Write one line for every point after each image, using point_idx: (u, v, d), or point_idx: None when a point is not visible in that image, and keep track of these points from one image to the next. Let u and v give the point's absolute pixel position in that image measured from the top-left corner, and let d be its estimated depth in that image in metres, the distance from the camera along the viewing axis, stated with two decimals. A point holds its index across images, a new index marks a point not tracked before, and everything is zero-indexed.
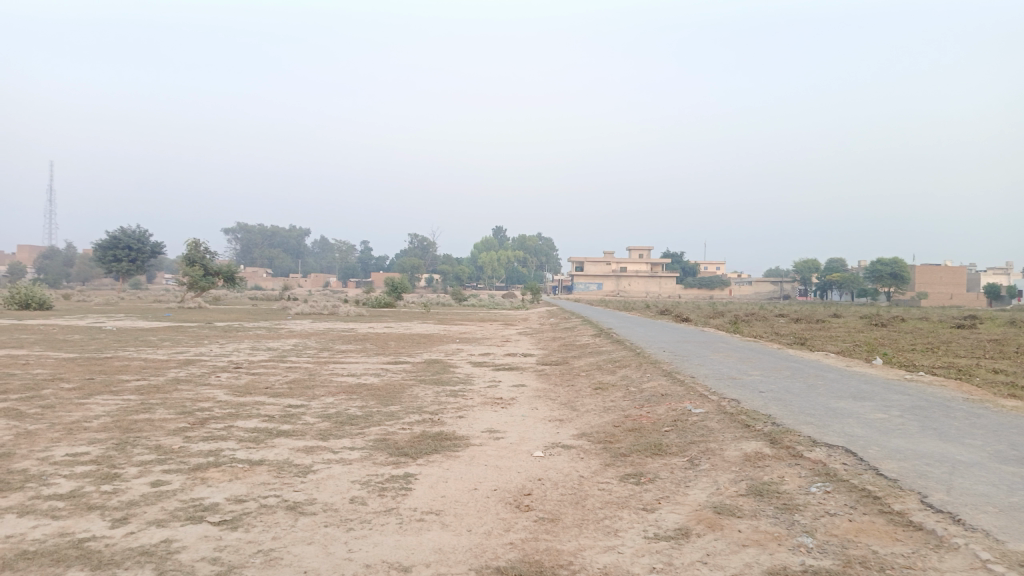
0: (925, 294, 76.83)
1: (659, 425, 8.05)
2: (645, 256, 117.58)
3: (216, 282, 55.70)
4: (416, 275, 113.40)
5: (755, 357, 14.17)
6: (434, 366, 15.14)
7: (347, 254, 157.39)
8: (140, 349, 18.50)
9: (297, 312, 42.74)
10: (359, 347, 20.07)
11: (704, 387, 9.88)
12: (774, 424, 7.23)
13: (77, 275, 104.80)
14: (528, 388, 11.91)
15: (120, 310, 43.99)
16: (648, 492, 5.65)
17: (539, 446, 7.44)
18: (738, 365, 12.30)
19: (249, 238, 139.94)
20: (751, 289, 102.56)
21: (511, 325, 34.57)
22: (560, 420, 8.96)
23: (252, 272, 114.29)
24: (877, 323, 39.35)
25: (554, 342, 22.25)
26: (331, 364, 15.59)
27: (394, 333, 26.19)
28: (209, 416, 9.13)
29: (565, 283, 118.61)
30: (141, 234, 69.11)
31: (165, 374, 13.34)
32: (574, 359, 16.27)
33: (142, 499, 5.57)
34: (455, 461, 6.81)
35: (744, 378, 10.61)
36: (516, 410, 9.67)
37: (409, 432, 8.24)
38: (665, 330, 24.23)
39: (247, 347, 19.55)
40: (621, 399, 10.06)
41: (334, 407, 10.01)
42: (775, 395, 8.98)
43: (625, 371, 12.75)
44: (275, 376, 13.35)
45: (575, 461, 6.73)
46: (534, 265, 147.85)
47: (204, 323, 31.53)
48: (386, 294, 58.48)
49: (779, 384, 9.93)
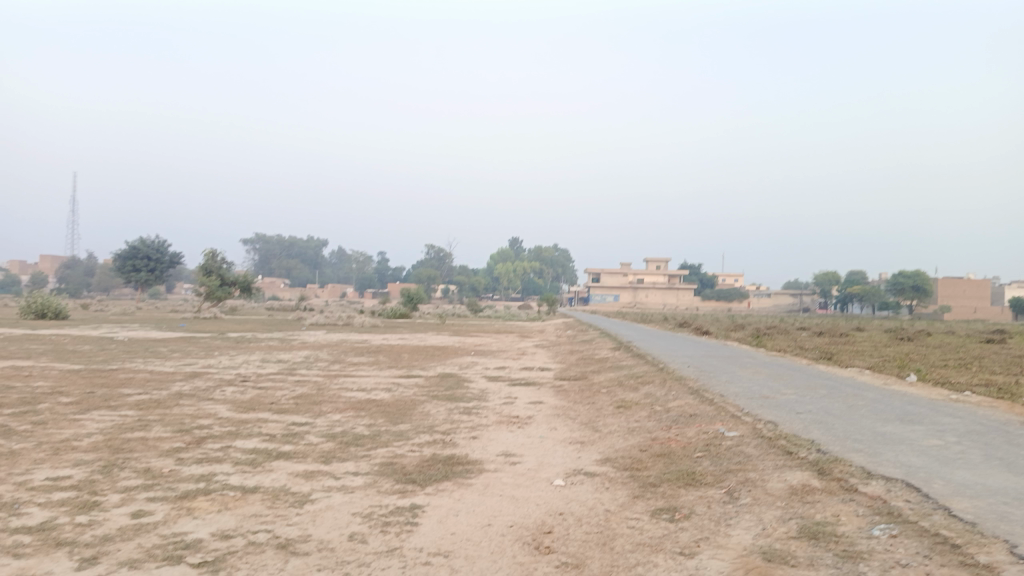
0: (948, 307, 75.17)
1: (689, 450, 7.39)
2: (662, 267, 116.66)
3: (233, 292, 55.54)
4: (431, 287, 113.01)
5: (786, 373, 13.45)
6: (447, 381, 14.54)
7: (364, 265, 157.50)
8: (147, 361, 18.06)
9: (312, 323, 42.27)
10: (371, 359, 19.55)
11: (736, 407, 9.22)
12: (820, 452, 6.56)
13: (97, 285, 105.68)
14: (546, 406, 11.28)
15: (136, 320, 43.87)
16: (684, 531, 5.00)
17: (559, 473, 6.81)
18: (769, 383, 11.61)
19: (266, 248, 140.40)
20: (771, 301, 101.08)
21: (528, 338, 33.91)
22: (582, 442, 8.32)
23: (269, 283, 114.59)
24: (903, 338, 38.12)
25: (572, 356, 21.57)
26: (341, 377, 15.02)
27: (408, 345, 25.64)
28: (207, 435, 8.58)
29: (582, 295, 117.74)
30: (159, 244, 69.39)
31: (169, 388, 12.85)
32: (594, 374, 15.59)
33: (118, 534, 4.99)
34: (468, 490, 6.19)
35: (778, 397, 9.94)
36: (534, 430, 9.03)
37: (419, 455, 7.64)
38: (687, 344, 23.50)
39: (258, 359, 19.08)
40: (646, 420, 9.40)
41: (340, 425, 9.43)
42: (815, 417, 8.29)
43: (648, 388, 12.08)
44: (283, 390, 12.80)
45: (599, 492, 6.09)
46: (550, 277, 147.11)
47: (218, 333, 31.16)
48: (401, 305, 58.04)
49: (818, 405, 9.24)
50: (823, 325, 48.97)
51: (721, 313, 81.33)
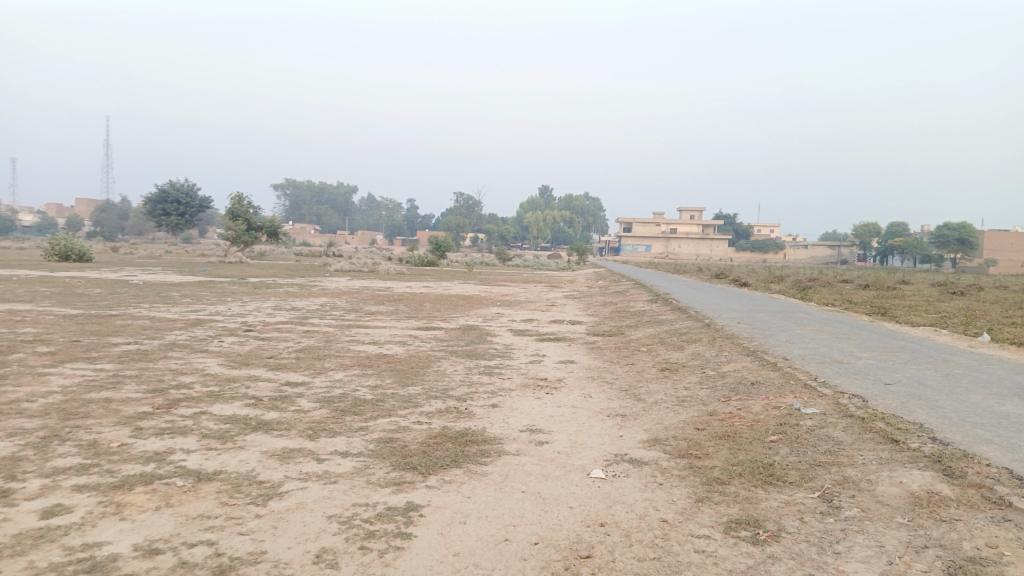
0: (994, 261, 71.77)
1: (760, 431, 5.95)
2: (697, 216, 113.65)
3: (259, 237, 54.67)
4: (460, 235, 111.54)
5: (853, 332, 11.84)
6: (469, 334, 13.19)
7: (394, 212, 156.18)
8: (152, 306, 17.00)
9: (336, 270, 41.18)
10: (390, 308, 18.29)
11: (808, 376, 7.73)
12: (938, 443, 5.08)
13: (131, 228, 106.34)
14: (578, 366, 9.86)
15: (161, 264, 43.22)
16: (779, 563, 3.58)
17: (597, 460, 5.40)
18: (837, 344, 10.08)
19: (295, 194, 139.57)
20: (807, 252, 97.77)
21: (558, 288, 32.38)
22: (624, 415, 6.90)
23: (299, 229, 114.08)
24: (955, 291, 35.71)
25: (605, 308, 20.06)
26: (354, 328, 13.75)
27: (431, 293, 24.39)
28: (183, 398, 7.34)
29: (612, 244, 115.47)
30: (189, 187, 68.55)
31: (164, 338, 11.70)
32: (630, 329, 14.11)
33: (9, 546, 3.71)
34: (481, 484, 4.82)
35: (855, 363, 8.44)
36: (565, 398, 7.63)
37: (426, 428, 6.29)
38: (731, 296, 21.82)
39: (269, 306, 17.90)
40: (699, 388, 7.95)
41: (340, 387, 8.12)
42: (911, 393, 6.78)
43: (695, 348, 10.58)
44: (286, 342, 11.56)
45: (650, 492, 4.68)
46: (580, 227, 144.49)
47: (238, 278, 30.18)
48: (428, 252, 56.74)
49: (908, 375, 7.71)
50: (867, 278, 46.31)
51: (757, 265, 78.60)
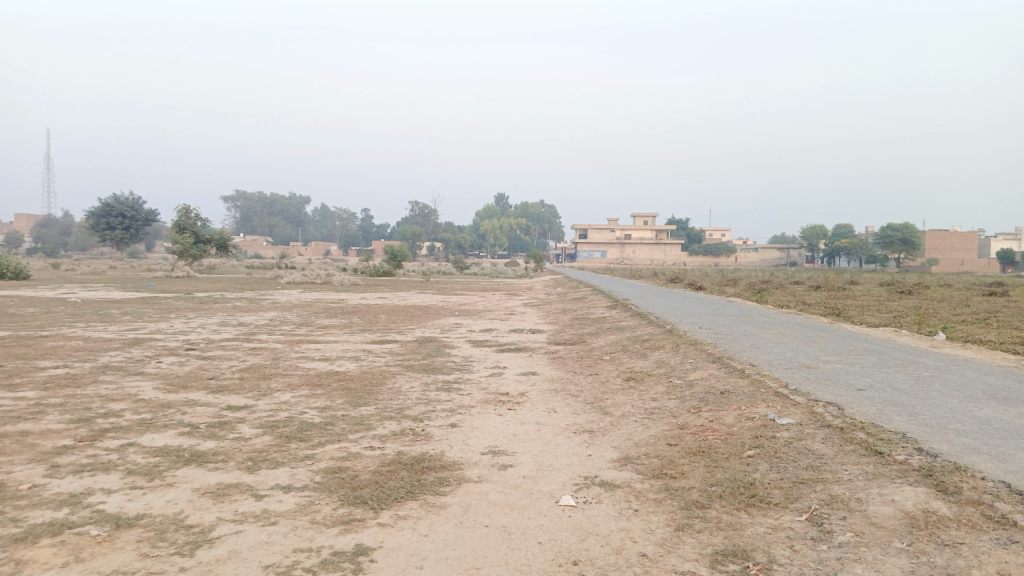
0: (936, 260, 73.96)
1: (736, 446, 5.60)
2: (651, 222, 114.72)
3: (208, 250, 53.03)
4: (416, 245, 110.38)
5: (816, 335, 11.67)
6: (426, 347, 12.66)
7: (348, 222, 153.94)
8: (88, 326, 16.02)
9: (289, 282, 40.12)
10: (343, 322, 17.62)
11: (779, 383, 7.43)
12: (925, 455, 4.79)
13: (74, 244, 102.59)
14: (540, 378, 9.45)
15: (103, 279, 41.44)
16: None
17: (565, 484, 4.98)
18: (803, 348, 9.85)
19: (246, 206, 136.77)
20: (758, 255, 99.42)
21: (515, 295, 32.01)
22: (591, 431, 6.49)
23: (250, 242, 111.63)
24: (903, 290, 36.41)
25: (565, 315, 19.72)
26: (304, 344, 13.09)
27: (387, 304, 23.78)
28: (110, 428, 6.68)
29: (568, 251, 115.91)
30: (134, 201, 66.15)
31: (97, 360, 10.90)
32: (591, 337, 13.76)
33: None
34: (440, 518, 4.36)
35: (823, 368, 8.19)
36: (528, 414, 7.19)
37: (379, 454, 5.78)
38: (689, 300, 21.68)
39: (215, 322, 17.06)
40: (667, 399, 7.60)
41: (286, 409, 7.54)
42: (886, 398, 6.53)
43: (659, 355, 10.26)
44: (230, 361, 10.88)
45: (626, 520, 4.27)
46: (536, 234, 144.76)
47: (185, 293, 29.05)
48: (383, 262, 55.95)
49: (880, 379, 7.45)
50: (818, 280, 46.89)
51: (710, 268, 79.67)
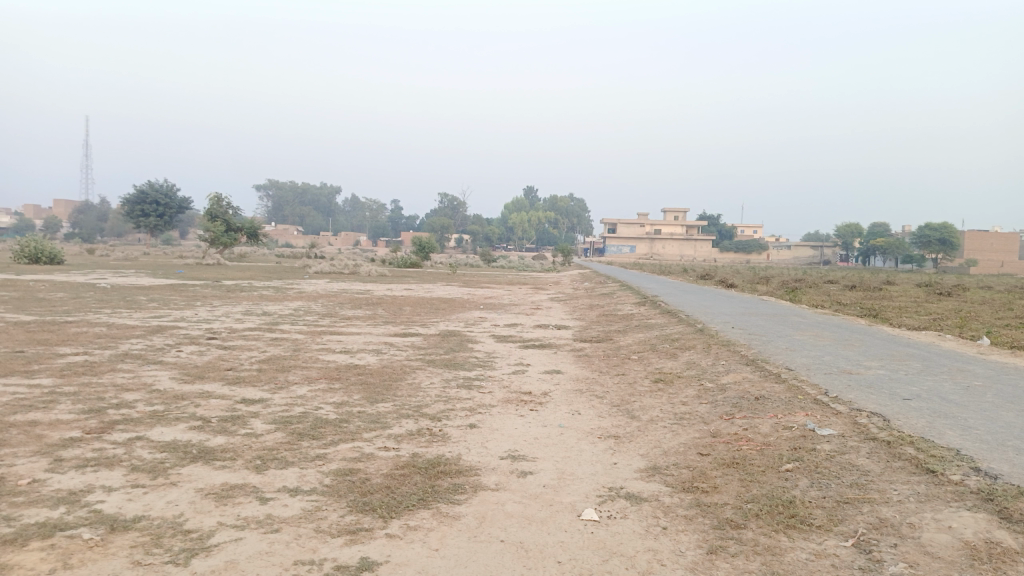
0: (975, 261, 71.94)
1: (773, 458, 5.23)
2: (681, 217, 113.40)
3: (239, 238, 53.39)
4: (444, 237, 110.34)
5: (855, 337, 11.16)
6: (449, 342, 12.40)
7: (378, 213, 154.51)
8: (114, 312, 16.01)
9: (316, 271, 40.17)
10: (367, 313, 17.42)
11: (818, 390, 7.01)
12: (985, 476, 4.37)
13: (110, 230, 104.43)
14: (565, 377, 9.12)
15: (135, 266, 41.89)
16: None
17: (588, 495, 4.66)
18: (841, 351, 9.38)
19: (278, 195, 138.04)
20: (791, 253, 97.70)
21: (542, 289, 31.64)
22: (617, 437, 6.15)
23: (281, 231, 112.55)
24: (942, 292, 35.27)
25: (593, 311, 19.32)
26: (326, 335, 12.90)
27: (412, 296, 23.56)
28: (120, 420, 6.50)
29: (597, 246, 114.95)
30: (168, 188, 66.86)
31: (117, 348, 10.79)
32: (619, 335, 13.38)
33: None
34: (453, 531, 4.06)
35: (865, 374, 7.73)
36: (551, 415, 6.88)
37: (393, 456, 5.51)
38: (720, 298, 21.13)
39: (239, 311, 16.95)
40: (698, 403, 7.22)
41: (302, 404, 7.31)
42: (936, 410, 6.08)
43: (689, 356, 9.87)
44: (250, 352, 10.70)
45: (653, 541, 3.93)
46: (565, 228, 144.11)
47: (213, 281, 29.14)
48: (411, 253, 55.91)
49: (927, 388, 6.99)
50: (852, 279, 45.70)
51: (741, 265, 78.41)
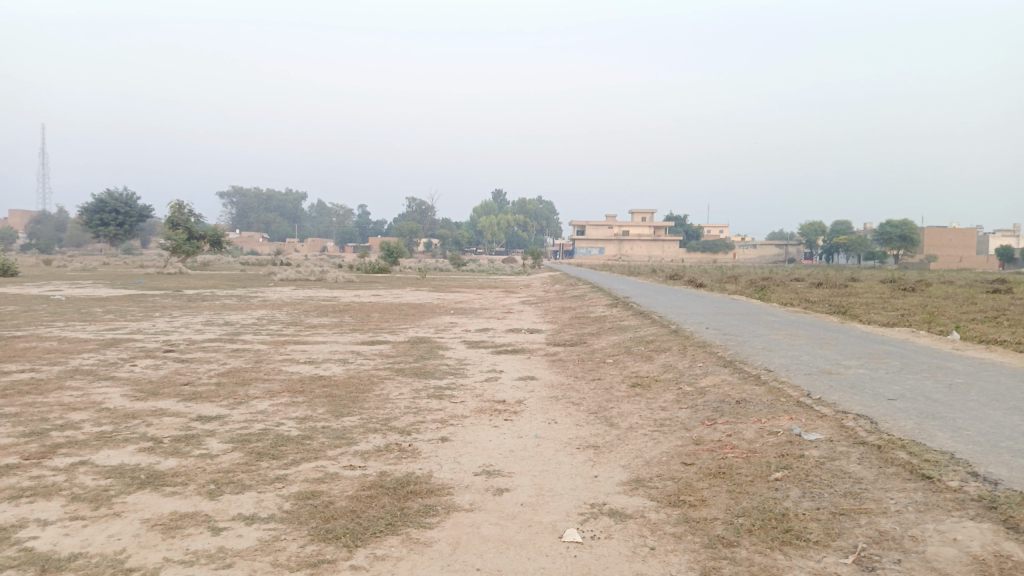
0: (935, 257, 73.36)
1: (760, 466, 4.98)
2: (648, 218, 114.10)
3: (201, 246, 52.18)
4: (412, 242, 109.42)
5: (830, 336, 11.05)
6: (419, 349, 12.02)
7: (345, 219, 152.38)
8: (66, 326, 15.30)
9: (282, 279, 39.40)
10: (334, 321, 16.94)
11: (800, 392, 6.81)
12: (983, 481, 4.17)
13: (68, 240, 101.71)
14: (539, 384, 8.82)
15: (93, 276, 40.60)
16: None
17: (569, 513, 4.36)
18: (819, 351, 9.21)
19: (243, 202, 135.90)
20: (756, 252, 98.89)
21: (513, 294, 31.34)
22: (597, 447, 5.87)
23: (246, 238, 110.67)
24: (906, 288, 35.77)
25: (565, 314, 19.08)
26: (290, 345, 12.43)
27: (380, 303, 23.09)
28: (64, 442, 6.02)
29: (566, 248, 115.06)
30: (127, 197, 65.13)
31: (67, 363, 10.21)
32: (592, 338, 13.13)
33: None
34: (424, 560, 3.72)
35: (845, 374, 7.58)
36: (526, 426, 6.57)
37: (359, 475, 5.15)
38: (692, 298, 21.04)
39: (200, 322, 16.34)
40: (678, 409, 6.97)
41: (263, 420, 6.91)
42: (922, 411, 5.91)
43: (665, 358, 9.65)
44: (209, 365, 10.21)
45: (642, 564, 3.63)
46: (533, 230, 144.24)
47: (174, 291, 28.33)
48: (379, 258, 55.28)
49: (909, 388, 6.83)
50: (818, 277, 46.26)
51: (709, 265, 78.97)
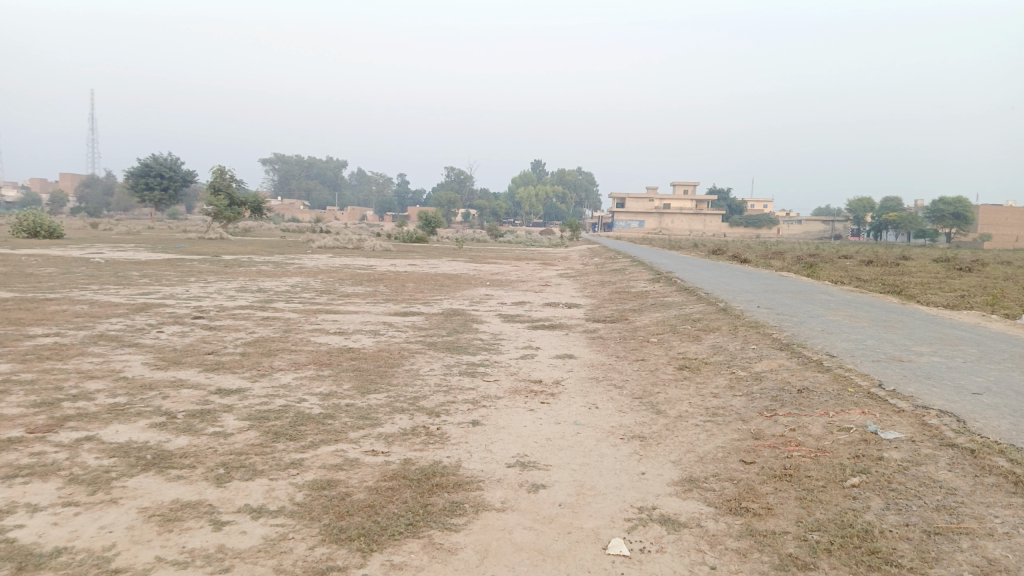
0: (990, 235, 70.22)
1: (832, 469, 4.37)
2: (691, 191, 111.80)
3: (242, 212, 52.43)
4: (451, 212, 109.07)
5: (894, 318, 10.25)
6: (453, 322, 11.54)
7: (384, 187, 152.63)
8: (100, 289, 15.17)
9: (320, 246, 39.38)
10: (368, 290, 16.56)
11: (870, 382, 6.13)
12: None
13: (117, 204, 103.82)
14: (579, 363, 8.28)
15: (136, 240, 41.04)
16: None
17: (615, 519, 3.82)
18: (884, 335, 8.47)
19: (284, 169, 136.97)
20: (801, 228, 96.33)
21: (551, 265, 30.73)
22: (643, 438, 5.31)
23: (287, 205, 111.58)
24: (961, 267, 34.09)
25: (604, 289, 18.41)
26: (321, 314, 12.07)
27: (416, 272, 22.69)
28: (73, 415, 5.67)
29: (604, 221, 113.55)
30: (172, 161, 65.71)
31: (93, 328, 9.96)
32: (634, 314, 12.50)
33: None
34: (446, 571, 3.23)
35: (918, 362, 6.86)
36: (566, 411, 6.04)
37: (381, 463, 4.68)
38: (739, 275, 20.16)
39: (233, 288, 16.10)
40: (733, 396, 6.36)
41: (284, 395, 6.49)
42: (1015, 408, 5.22)
43: (714, 339, 9.01)
44: (236, 333, 9.87)
45: None
46: (572, 202, 142.72)
47: (212, 256, 28.34)
48: (417, 228, 55.01)
49: (994, 380, 6.12)
50: (868, 254, 44.66)
51: (753, 240, 76.97)
